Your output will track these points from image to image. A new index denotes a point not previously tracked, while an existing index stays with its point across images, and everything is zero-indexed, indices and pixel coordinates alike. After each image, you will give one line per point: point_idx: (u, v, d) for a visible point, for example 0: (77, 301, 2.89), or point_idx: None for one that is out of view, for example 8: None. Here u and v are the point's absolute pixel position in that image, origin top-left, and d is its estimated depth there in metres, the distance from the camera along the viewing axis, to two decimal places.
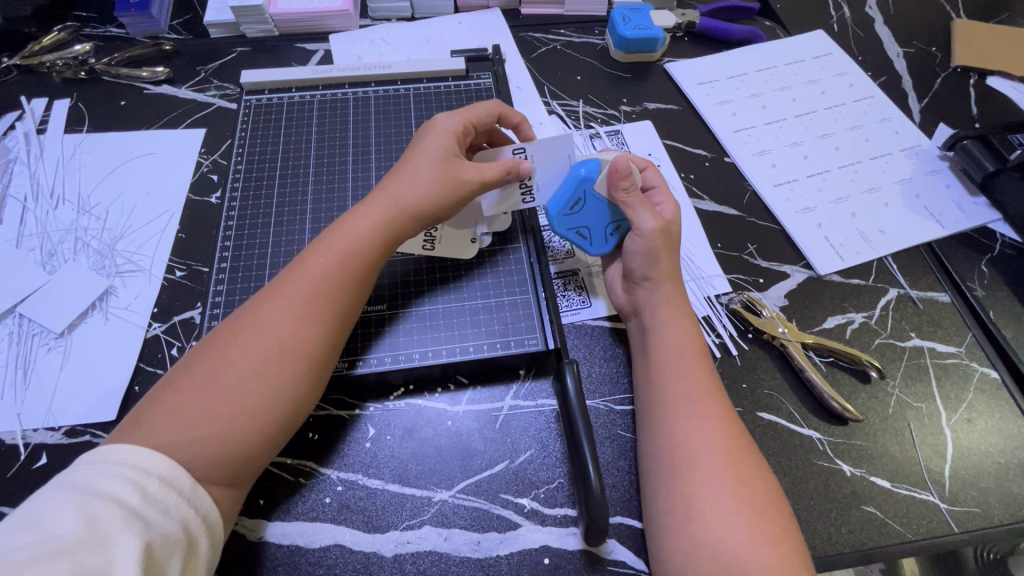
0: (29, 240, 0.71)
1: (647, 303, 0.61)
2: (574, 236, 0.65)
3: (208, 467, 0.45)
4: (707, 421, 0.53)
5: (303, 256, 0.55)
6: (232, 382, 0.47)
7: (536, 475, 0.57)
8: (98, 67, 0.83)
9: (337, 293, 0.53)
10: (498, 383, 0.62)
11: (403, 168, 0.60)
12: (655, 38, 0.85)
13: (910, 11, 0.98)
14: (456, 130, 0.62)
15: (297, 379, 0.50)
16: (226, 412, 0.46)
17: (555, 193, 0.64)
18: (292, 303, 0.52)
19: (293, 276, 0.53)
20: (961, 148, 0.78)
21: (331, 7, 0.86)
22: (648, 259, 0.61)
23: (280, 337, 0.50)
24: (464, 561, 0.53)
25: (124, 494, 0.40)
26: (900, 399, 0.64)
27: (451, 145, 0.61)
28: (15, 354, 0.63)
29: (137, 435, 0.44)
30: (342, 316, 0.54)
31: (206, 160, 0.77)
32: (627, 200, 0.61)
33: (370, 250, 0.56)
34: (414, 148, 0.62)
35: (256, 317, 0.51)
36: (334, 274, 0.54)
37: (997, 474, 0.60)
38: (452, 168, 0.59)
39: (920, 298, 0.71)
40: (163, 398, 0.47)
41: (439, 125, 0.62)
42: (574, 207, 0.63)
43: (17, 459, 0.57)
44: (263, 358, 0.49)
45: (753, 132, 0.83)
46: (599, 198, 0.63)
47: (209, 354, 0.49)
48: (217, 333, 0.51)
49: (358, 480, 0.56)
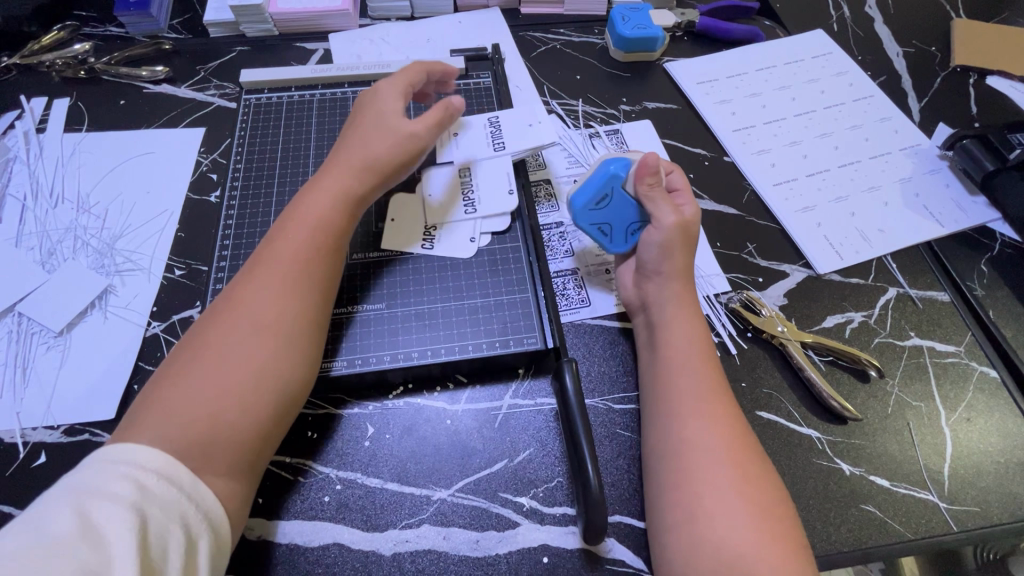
0: (28, 239, 0.71)
1: (657, 299, 0.61)
2: (595, 231, 0.65)
3: (209, 453, 0.45)
4: (715, 422, 0.53)
5: (271, 240, 0.57)
6: (214, 363, 0.48)
7: (535, 474, 0.57)
8: (98, 66, 0.83)
9: (311, 268, 0.55)
10: (497, 382, 0.62)
11: (353, 136, 0.63)
12: (655, 38, 0.85)
13: (911, 10, 0.98)
14: (396, 93, 0.65)
15: (279, 351, 0.50)
16: (222, 392, 0.47)
17: (581, 187, 0.65)
18: (265, 282, 0.53)
19: (264, 260, 0.55)
20: (961, 147, 0.78)
21: (331, 6, 0.86)
22: (663, 252, 0.61)
23: (257, 314, 0.51)
24: (464, 560, 0.53)
25: (123, 491, 0.39)
26: (899, 398, 0.64)
27: (393, 107, 0.64)
28: (14, 353, 0.63)
29: (135, 430, 0.44)
30: (318, 288, 0.55)
31: (206, 160, 0.77)
32: (650, 194, 0.62)
33: (336, 223, 0.58)
34: (357, 120, 0.65)
35: (231, 303, 0.52)
36: (304, 250, 0.55)
37: (996, 474, 0.60)
38: (398, 123, 0.63)
39: (920, 297, 0.71)
40: (152, 396, 0.47)
41: (379, 93, 0.66)
42: (600, 202, 0.64)
43: (16, 458, 0.57)
44: (242, 336, 0.50)
45: (752, 131, 0.83)
46: (627, 195, 0.64)
47: (190, 346, 0.50)
48: (201, 324, 0.52)
49: (357, 479, 0.56)
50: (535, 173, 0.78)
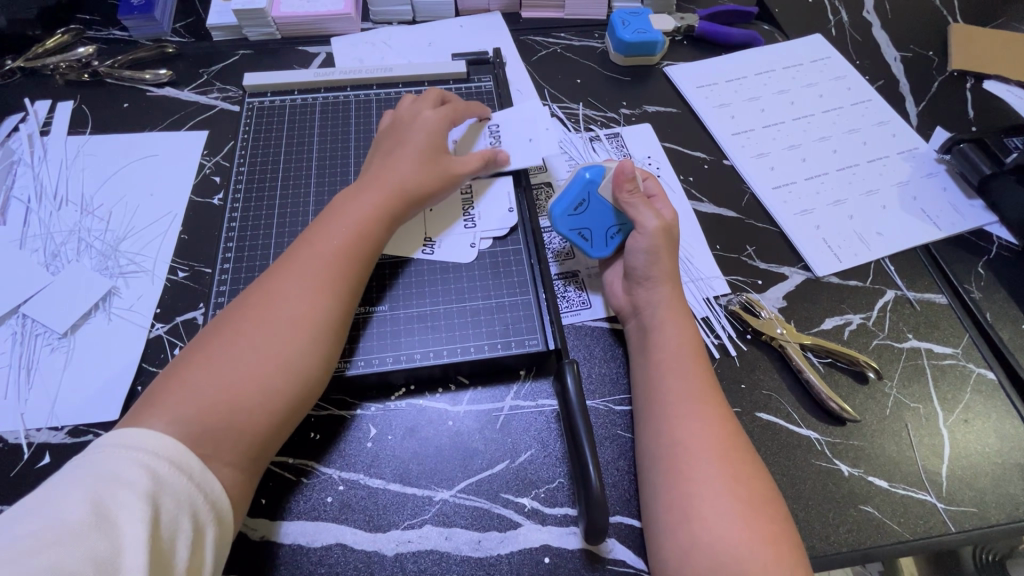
0: (32, 241, 0.71)
1: (648, 302, 0.62)
2: (576, 237, 0.66)
3: (221, 443, 0.45)
4: (705, 422, 0.53)
5: (311, 236, 0.58)
6: (242, 353, 0.49)
7: (536, 475, 0.58)
8: (101, 69, 0.83)
9: (344, 270, 0.56)
10: (499, 383, 0.63)
11: (391, 153, 0.66)
12: (655, 42, 0.86)
13: (908, 16, 0.99)
14: (439, 123, 0.69)
15: (306, 351, 0.51)
16: (241, 383, 0.48)
17: (559, 196, 0.66)
18: (302, 278, 0.54)
19: (300, 255, 0.56)
20: (958, 151, 0.79)
21: (333, 10, 0.86)
22: (650, 258, 0.62)
23: (290, 311, 0.52)
24: (465, 560, 0.54)
25: (135, 478, 0.40)
26: (897, 399, 0.64)
27: (436, 138, 0.68)
28: (18, 354, 0.64)
29: (153, 411, 0.45)
30: (347, 287, 0.56)
31: (208, 162, 0.78)
32: (630, 200, 0.63)
33: (374, 232, 0.60)
34: (401, 137, 0.67)
35: (267, 293, 0.53)
36: (341, 251, 0.57)
37: (994, 474, 0.61)
38: (429, 159, 0.66)
39: (918, 299, 0.71)
40: (176, 374, 0.48)
41: (421, 121, 0.68)
42: (577, 208, 0.65)
43: (21, 459, 0.58)
44: (275, 330, 0.51)
45: (752, 134, 0.83)
46: (604, 201, 0.65)
47: (222, 329, 0.51)
48: (232, 311, 0.53)
49: (360, 480, 0.57)
50: (537, 176, 0.79)
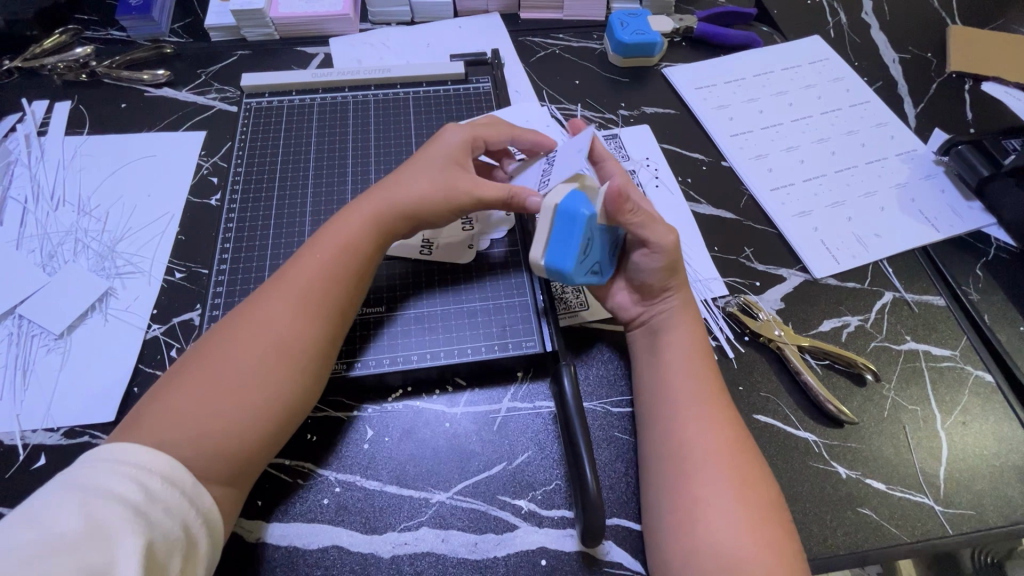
0: (29, 242, 0.71)
1: (665, 309, 0.62)
2: (588, 278, 0.58)
3: (208, 463, 0.45)
4: (715, 425, 0.53)
5: (299, 255, 0.57)
6: (227, 376, 0.48)
7: (533, 477, 0.58)
8: (99, 69, 0.83)
9: (333, 290, 0.55)
10: (497, 384, 0.63)
11: (399, 174, 0.63)
12: (654, 43, 0.86)
13: (907, 17, 0.99)
14: (460, 142, 0.64)
15: (292, 373, 0.51)
16: (226, 407, 0.47)
17: (561, 250, 0.54)
18: (289, 299, 0.53)
19: (289, 274, 0.55)
20: (956, 153, 0.79)
21: (332, 11, 0.86)
22: (668, 273, 0.60)
23: (277, 332, 0.51)
24: (462, 563, 0.54)
25: (126, 492, 0.40)
26: (895, 402, 0.64)
27: (452, 160, 0.63)
28: (15, 355, 0.63)
29: (138, 432, 0.45)
30: (335, 307, 0.55)
31: (207, 163, 0.78)
32: (635, 224, 0.58)
33: (365, 246, 0.59)
34: (420, 155, 0.65)
35: (254, 314, 0.53)
36: (328, 264, 0.56)
37: (992, 477, 0.61)
38: (442, 182, 0.61)
39: (916, 302, 0.71)
40: (162, 394, 0.48)
41: (445, 142, 0.65)
42: (584, 252, 0.55)
43: (16, 459, 0.57)
44: (260, 352, 0.50)
45: (750, 136, 0.83)
46: (601, 227, 0.57)
47: (207, 351, 0.51)
48: (217, 331, 0.53)
49: (357, 482, 0.57)
50: None
